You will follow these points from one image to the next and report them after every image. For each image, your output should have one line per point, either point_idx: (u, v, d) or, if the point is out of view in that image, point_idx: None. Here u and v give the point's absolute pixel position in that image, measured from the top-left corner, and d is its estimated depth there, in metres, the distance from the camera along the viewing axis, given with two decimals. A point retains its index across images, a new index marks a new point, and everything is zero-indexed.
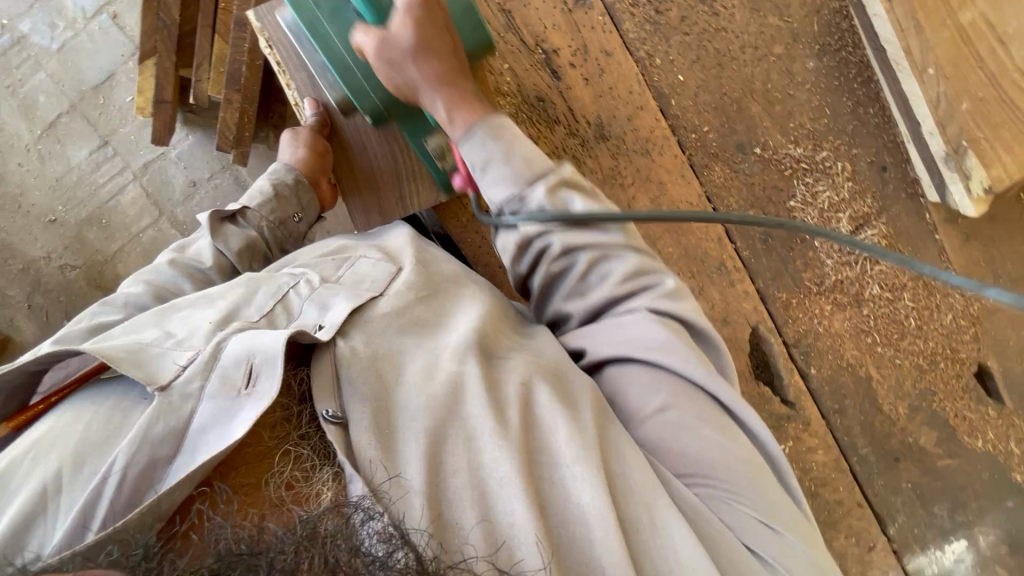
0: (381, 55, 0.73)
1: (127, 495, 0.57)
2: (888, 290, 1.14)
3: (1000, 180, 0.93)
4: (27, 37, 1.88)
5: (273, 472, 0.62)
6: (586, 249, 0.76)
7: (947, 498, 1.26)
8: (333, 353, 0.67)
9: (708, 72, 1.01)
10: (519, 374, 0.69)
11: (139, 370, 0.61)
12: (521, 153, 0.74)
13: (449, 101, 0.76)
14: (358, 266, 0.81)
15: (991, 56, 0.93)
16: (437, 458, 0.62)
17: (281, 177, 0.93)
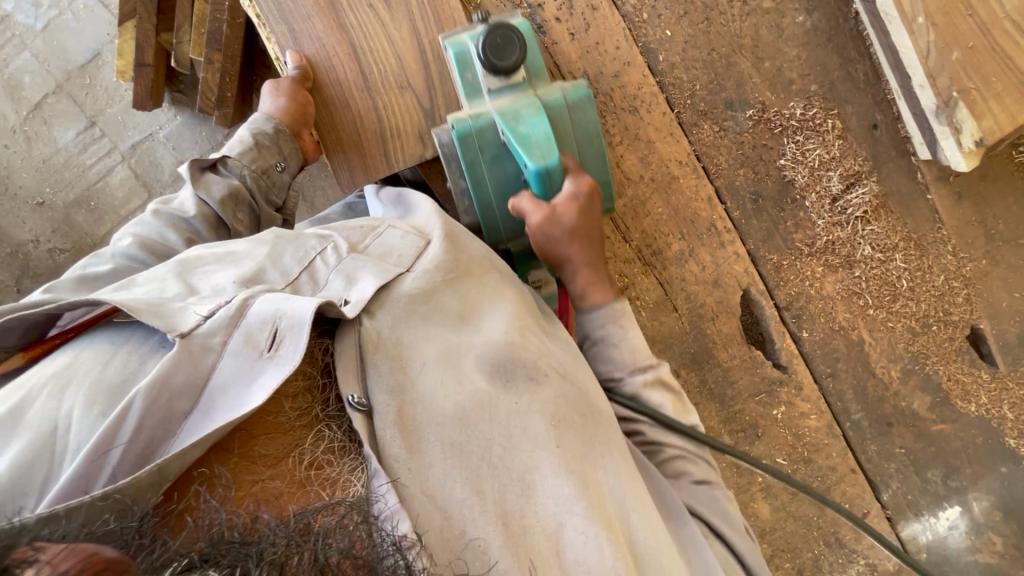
0: (543, 229, 0.79)
1: (141, 445, 0.56)
2: (880, 251, 1.11)
3: (992, 134, 0.92)
4: (11, 16, 1.86)
5: (303, 446, 0.62)
6: (668, 446, 0.80)
7: (941, 464, 1.25)
8: (357, 331, 0.69)
9: (696, 28, 0.99)
10: (548, 399, 0.69)
11: (162, 321, 0.61)
12: (631, 345, 0.81)
13: (589, 282, 0.83)
14: (385, 236, 0.80)
15: (982, 4, 0.91)
16: (455, 464, 0.63)
17: (262, 127, 0.90)
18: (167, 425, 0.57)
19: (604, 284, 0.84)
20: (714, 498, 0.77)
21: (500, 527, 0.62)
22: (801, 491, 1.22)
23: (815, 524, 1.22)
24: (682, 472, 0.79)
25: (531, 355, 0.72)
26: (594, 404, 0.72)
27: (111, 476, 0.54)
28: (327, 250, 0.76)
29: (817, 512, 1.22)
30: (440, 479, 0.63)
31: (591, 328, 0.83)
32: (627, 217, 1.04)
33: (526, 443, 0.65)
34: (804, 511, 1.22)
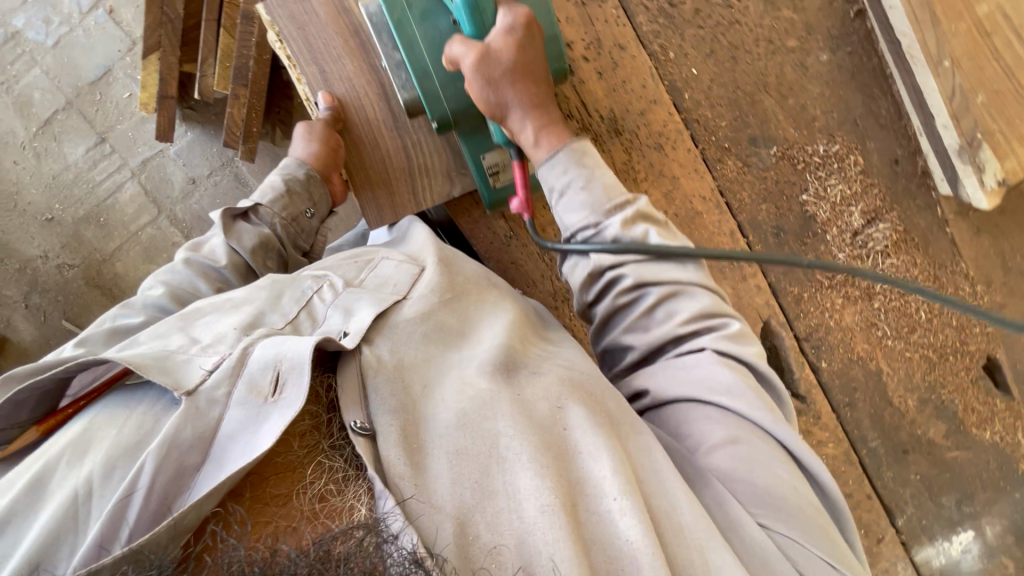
0: (481, 70, 0.73)
1: (156, 500, 0.53)
2: (900, 284, 1.13)
3: (1015, 174, 0.93)
4: (22, 32, 1.85)
5: (306, 483, 0.57)
6: (658, 284, 0.74)
7: (955, 489, 1.27)
8: (360, 360, 0.66)
9: (721, 66, 1.00)
10: (547, 390, 0.67)
11: (167, 377, 0.58)
12: (602, 181, 0.76)
13: (540, 125, 0.77)
14: (380, 268, 0.82)
15: (1007, 48, 0.92)
16: (466, 474, 0.59)
17: (293, 173, 0.91)
18: (179, 481, 0.54)
19: (559, 132, 0.78)
20: (705, 360, 0.71)
21: (519, 526, 0.56)
22: None
23: None
24: (674, 312, 0.73)
25: (531, 357, 0.72)
26: (601, 389, 0.69)
27: (130, 537, 0.51)
28: (323, 288, 0.77)
29: None
30: (452, 490, 0.58)
31: (553, 179, 0.77)
32: None
33: (534, 433, 0.62)
34: None
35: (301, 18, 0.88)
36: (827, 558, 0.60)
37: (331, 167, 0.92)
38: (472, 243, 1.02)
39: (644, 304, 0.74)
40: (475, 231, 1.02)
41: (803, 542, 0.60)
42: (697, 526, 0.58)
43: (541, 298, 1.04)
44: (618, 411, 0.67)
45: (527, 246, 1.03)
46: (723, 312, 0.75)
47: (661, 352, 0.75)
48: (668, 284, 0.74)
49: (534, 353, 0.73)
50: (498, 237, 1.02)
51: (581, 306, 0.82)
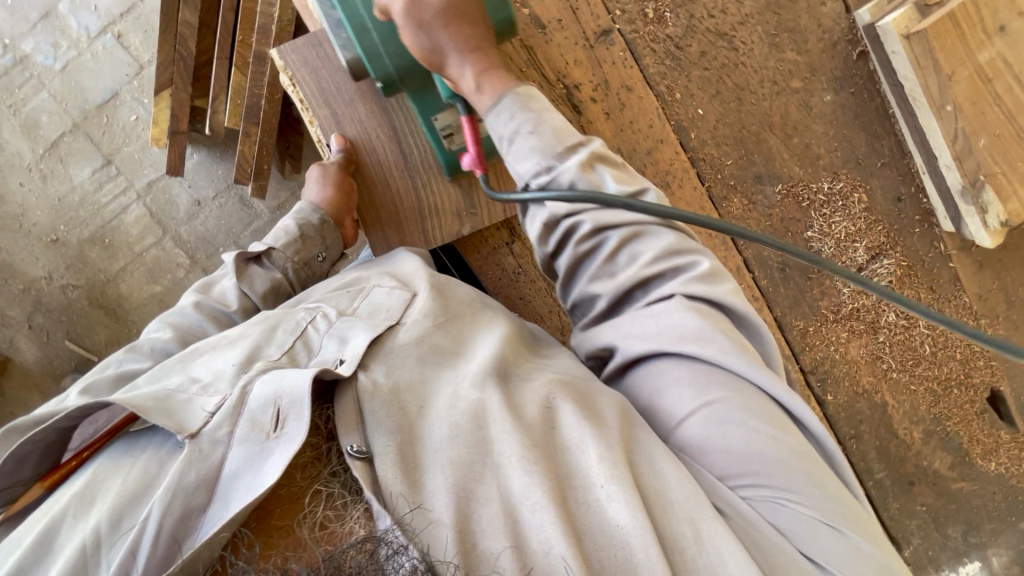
0: (410, 13, 0.69)
1: (164, 545, 0.51)
2: (903, 318, 1.15)
3: (1016, 215, 0.95)
4: (30, 56, 1.86)
5: (306, 512, 0.53)
6: (618, 227, 0.71)
7: (960, 520, 1.28)
8: (356, 387, 0.61)
9: (727, 106, 1.00)
10: (536, 393, 0.63)
11: (171, 421, 0.56)
12: (552, 126, 0.73)
13: (479, 70, 0.74)
14: (371, 296, 0.76)
15: (1008, 94, 0.93)
16: (464, 485, 0.55)
17: (307, 217, 0.92)
18: (187, 523, 0.52)
19: (501, 78, 0.75)
20: (672, 307, 0.67)
21: (516, 533, 0.53)
22: None
23: None
24: (637, 254, 0.71)
25: (524, 367, 0.68)
26: (593, 388, 0.65)
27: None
28: (318, 318, 0.73)
29: None
30: (449, 503, 0.54)
31: (502, 127, 0.75)
32: None
33: (529, 437, 0.59)
34: None
35: (314, 64, 0.91)
36: (820, 517, 0.57)
37: (344, 211, 0.93)
38: (481, 278, 1.03)
39: (607, 249, 0.71)
40: (484, 265, 1.03)
41: (793, 501, 0.58)
42: (695, 507, 0.56)
43: (549, 332, 1.05)
44: (611, 407, 0.63)
45: (535, 281, 1.04)
46: (687, 246, 0.71)
47: (628, 301, 0.72)
48: (628, 223, 0.71)
49: (528, 362, 0.70)
50: (507, 272, 1.03)
51: (545, 260, 0.79)
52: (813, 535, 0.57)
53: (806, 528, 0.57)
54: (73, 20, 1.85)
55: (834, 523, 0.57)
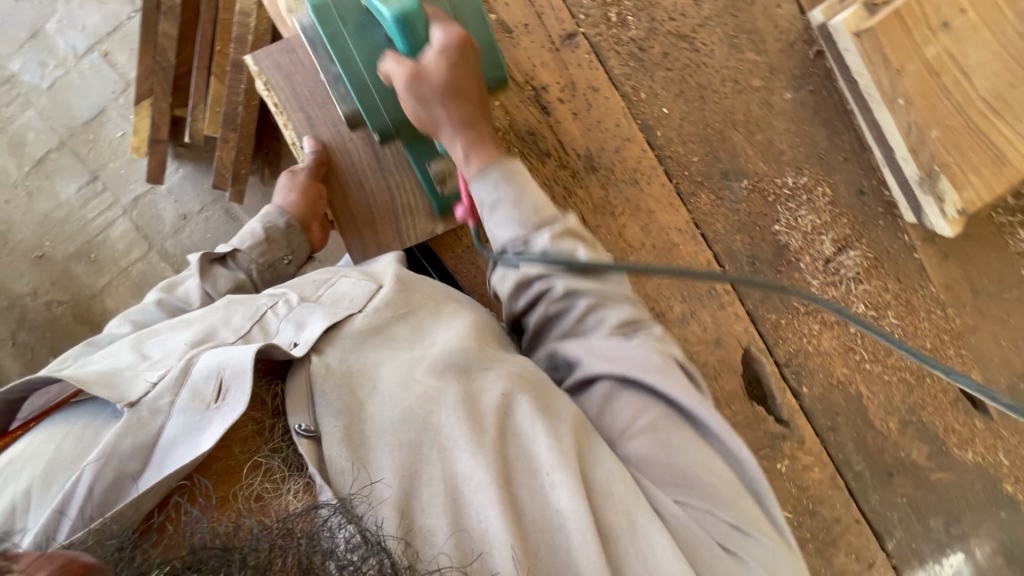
0: (411, 91, 0.78)
1: (95, 501, 0.60)
2: (872, 308, 1.13)
3: (972, 204, 0.97)
4: (18, 75, 1.89)
5: (241, 485, 0.65)
6: (587, 293, 0.81)
7: (942, 511, 1.29)
8: (309, 367, 0.72)
9: (691, 105, 1.04)
10: (495, 386, 0.72)
11: (111, 391, 0.65)
12: (531, 200, 0.81)
13: (469, 144, 0.82)
14: (337, 286, 0.85)
15: (957, 87, 0.94)
16: (413, 467, 0.66)
17: (273, 221, 1.02)
18: (119, 485, 0.61)
19: (486, 148, 0.83)
20: (631, 349, 0.77)
21: (462, 515, 0.64)
22: (807, 543, 1.26)
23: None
24: (603, 319, 0.81)
25: (484, 353, 0.76)
26: (546, 382, 0.75)
27: (69, 533, 0.59)
28: (278, 304, 0.82)
29: (826, 565, 1.26)
30: (394, 483, 0.64)
31: (483, 194, 0.82)
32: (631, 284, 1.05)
33: (478, 430, 0.68)
34: (811, 564, 1.26)
35: (288, 68, 0.93)
36: (735, 524, 0.69)
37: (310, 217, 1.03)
38: (456, 277, 1.05)
39: (575, 311, 0.81)
40: (459, 265, 1.04)
41: (714, 511, 0.69)
42: (630, 499, 0.66)
43: None
44: (566, 407, 0.73)
45: None
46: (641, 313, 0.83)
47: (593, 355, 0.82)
48: (595, 290, 0.81)
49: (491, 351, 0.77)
50: (482, 271, 1.04)
51: (513, 317, 0.88)
52: (730, 539, 0.68)
53: (723, 532, 0.68)
54: (61, 39, 1.89)
55: (744, 528, 0.69)
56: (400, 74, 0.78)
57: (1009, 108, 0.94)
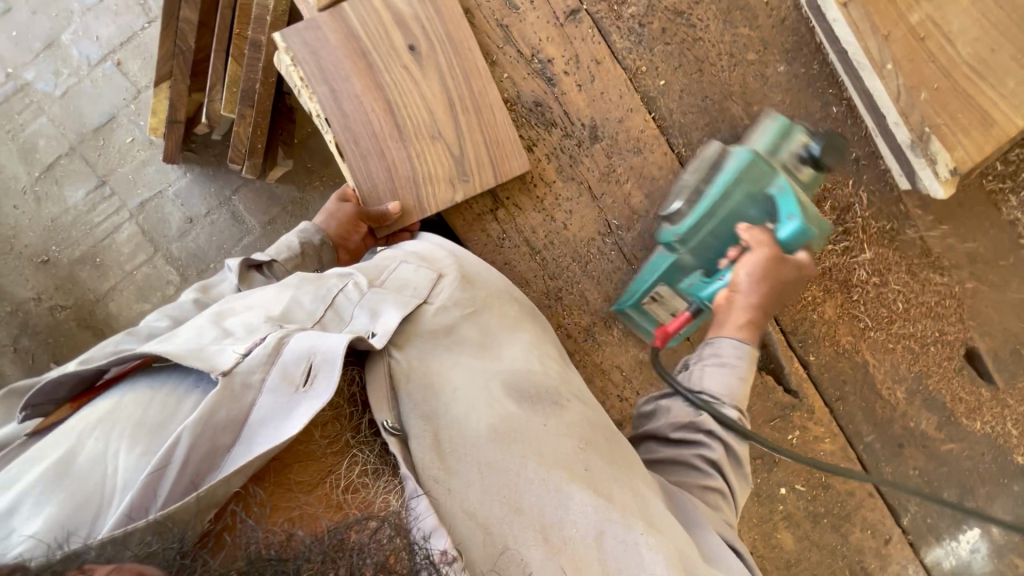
0: (763, 262, 0.92)
1: (188, 477, 0.63)
2: (874, 275, 1.18)
3: (963, 163, 1.01)
4: (31, 84, 1.92)
5: (339, 473, 0.71)
6: (721, 473, 0.88)
7: (955, 485, 1.29)
8: (387, 360, 0.80)
9: (689, 78, 1.08)
10: (570, 426, 0.83)
11: (203, 362, 0.68)
12: (741, 383, 0.92)
13: (747, 323, 0.94)
14: (399, 271, 0.92)
15: (941, 53, 0.99)
16: (495, 484, 0.75)
17: (308, 237, 1.00)
18: (211, 459, 0.65)
19: (752, 325, 0.94)
20: (726, 522, 0.85)
21: (540, 540, 0.73)
22: (822, 519, 1.26)
23: (839, 552, 1.27)
24: (716, 503, 0.86)
25: (552, 382, 0.87)
26: (613, 430, 0.88)
27: (165, 502, 0.62)
28: (348, 286, 0.86)
29: (842, 540, 1.27)
30: (479, 497, 0.74)
31: (722, 351, 0.93)
32: (636, 250, 1.11)
33: (554, 458, 0.78)
34: (828, 540, 1.27)
35: (313, 44, 0.98)
36: None
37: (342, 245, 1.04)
38: (467, 245, 1.07)
39: (708, 477, 0.87)
40: (470, 232, 1.07)
41: None
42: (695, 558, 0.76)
43: (534, 298, 1.10)
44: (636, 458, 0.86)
45: (519, 248, 1.08)
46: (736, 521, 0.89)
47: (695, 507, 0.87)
48: (731, 481, 0.88)
49: (556, 375, 0.88)
50: (492, 238, 1.07)
51: (647, 430, 0.95)
52: None
53: None
54: (75, 49, 1.92)
55: None
56: (761, 248, 0.92)
57: (993, 72, 0.99)
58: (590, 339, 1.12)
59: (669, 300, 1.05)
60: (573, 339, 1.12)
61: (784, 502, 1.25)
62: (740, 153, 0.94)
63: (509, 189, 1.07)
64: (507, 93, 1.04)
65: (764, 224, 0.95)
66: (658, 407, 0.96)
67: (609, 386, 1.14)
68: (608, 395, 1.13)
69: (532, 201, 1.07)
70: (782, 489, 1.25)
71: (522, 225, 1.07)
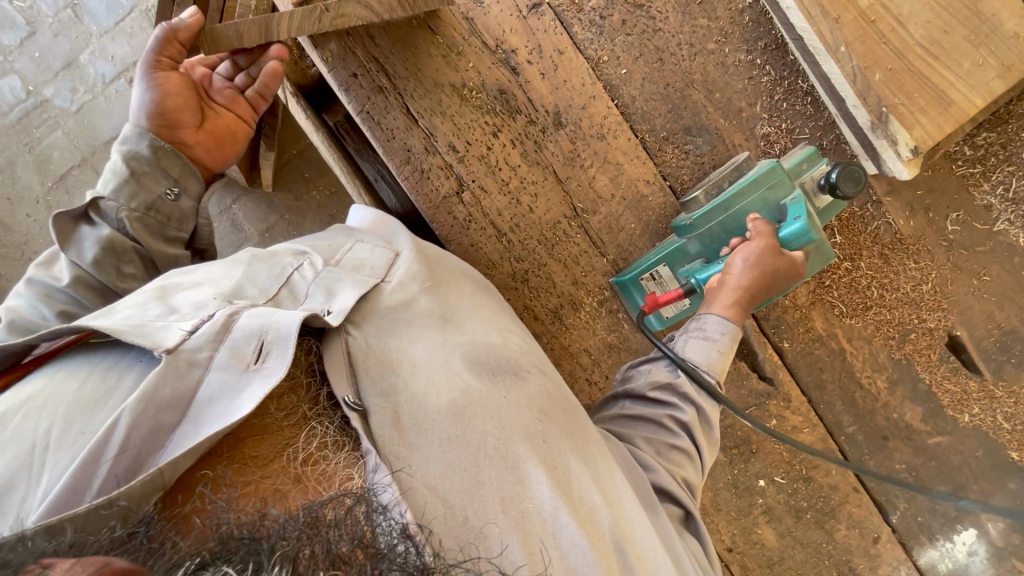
0: (761, 251, 0.96)
1: (128, 459, 0.62)
2: (844, 259, 1.18)
3: (924, 142, 1.02)
4: (50, 100, 1.98)
5: (298, 445, 0.70)
6: (688, 437, 0.90)
7: (945, 481, 1.24)
8: (344, 336, 0.77)
9: (651, 67, 1.12)
10: (534, 396, 0.79)
11: (146, 339, 0.66)
12: (722, 353, 0.96)
13: (733, 303, 0.97)
14: (355, 251, 0.90)
15: (894, 35, 1.01)
16: (452, 458, 0.71)
17: (135, 145, 0.99)
18: (155, 439, 0.63)
19: (740, 307, 0.98)
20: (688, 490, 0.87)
21: (502, 513, 0.69)
22: (805, 514, 1.24)
23: (825, 550, 1.24)
24: (681, 465, 0.87)
25: (513, 352, 0.83)
26: (573, 402, 0.84)
27: (101, 488, 0.60)
28: (303, 265, 0.85)
29: (827, 538, 1.24)
30: (438, 472, 0.70)
31: (708, 325, 0.97)
32: (603, 232, 1.13)
33: (516, 430, 0.74)
34: (812, 537, 1.24)
35: None
36: None
37: (183, 128, 1.01)
38: (434, 227, 1.11)
39: (674, 439, 0.89)
40: (438, 216, 1.11)
41: None
42: (648, 539, 0.75)
43: (502, 280, 1.12)
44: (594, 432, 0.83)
45: (486, 231, 1.11)
46: (701, 487, 0.89)
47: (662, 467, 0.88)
48: (701, 444, 0.90)
49: (516, 347, 0.85)
50: (459, 220, 1.11)
51: (624, 390, 0.97)
52: None
53: None
54: (92, 68, 1.98)
55: None
56: (758, 239, 0.97)
57: (946, 52, 1.00)
58: (559, 322, 1.15)
59: (666, 281, 1.09)
60: (541, 321, 1.15)
61: (763, 495, 1.23)
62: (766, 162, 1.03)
63: (475, 173, 1.09)
64: (472, 81, 1.08)
65: (771, 223, 1.01)
66: (639, 370, 1.00)
67: (578, 369, 1.17)
68: (578, 378, 1.17)
69: (498, 185, 1.10)
70: (761, 481, 1.23)
71: (489, 208, 1.10)
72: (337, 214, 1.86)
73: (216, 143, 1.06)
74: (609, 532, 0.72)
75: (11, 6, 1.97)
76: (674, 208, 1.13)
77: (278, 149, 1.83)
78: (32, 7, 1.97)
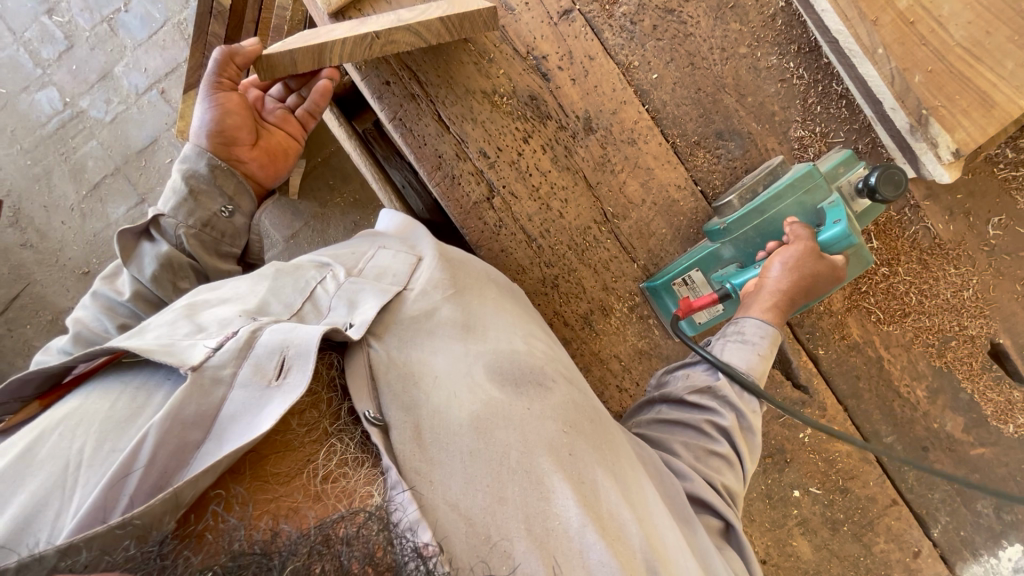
0: (802, 254, 0.95)
1: (155, 476, 0.61)
2: (880, 265, 1.15)
3: (966, 145, 0.99)
4: (85, 111, 2.04)
5: (319, 462, 0.68)
6: (726, 441, 0.88)
7: (990, 494, 1.19)
8: (365, 351, 0.78)
9: (682, 71, 1.11)
10: (557, 408, 0.78)
11: (173, 357, 0.68)
12: (762, 355, 0.94)
13: (772, 307, 0.96)
14: (377, 259, 0.90)
15: (933, 36, 0.99)
16: (475, 473, 0.71)
17: (193, 164, 1.00)
18: (180, 457, 0.63)
19: (777, 309, 0.97)
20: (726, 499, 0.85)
21: (525, 532, 0.68)
22: (841, 526, 1.21)
23: (862, 564, 1.21)
24: (720, 472, 0.85)
25: (538, 361, 0.82)
26: (599, 412, 0.83)
27: (128, 505, 0.59)
28: (326, 278, 0.86)
29: (864, 551, 1.21)
30: (460, 487, 0.70)
31: (748, 328, 0.96)
32: (633, 238, 1.12)
33: (540, 444, 0.74)
34: (849, 550, 1.21)
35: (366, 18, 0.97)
36: None
37: (240, 144, 1.03)
38: (464, 233, 1.12)
39: (712, 443, 0.87)
40: (467, 221, 1.11)
41: None
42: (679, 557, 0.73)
43: (532, 285, 1.12)
44: (620, 442, 0.82)
45: (515, 235, 1.11)
46: (742, 496, 0.88)
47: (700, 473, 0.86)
48: (740, 450, 0.88)
49: (541, 355, 0.84)
50: (488, 226, 1.11)
51: (660, 395, 0.96)
52: None
53: None
54: (126, 79, 2.03)
55: None
56: (798, 243, 0.96)
57: (990, 54, 0.98)
58: (588, 328, 1.14)
59: (699, 287, 1.08)
60: (571, 327, 1.14)
61: (798, 506, 1.21)
62: (801, 166, 1.01)
63: (505, 178, 1.10)
64: (503, 88, 1.08)
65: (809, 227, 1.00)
66: (675, 375, 1.00)
67: (608, 376, 1.16)
68: (608, 385, 1.16)
69: (528, 191, 1.10)
70: (796, 492, 1.21)
71: (519, 214, 1.10)
72: (363, 220, 1.88)
73: (270, 158, 1.07)
74: (640, 552, 0.70)
75: (50, 20, 2.04)
76: (707, 212, 1.12)
77: (305, 157, 1.86)
78: (70, 22, 2.03)
